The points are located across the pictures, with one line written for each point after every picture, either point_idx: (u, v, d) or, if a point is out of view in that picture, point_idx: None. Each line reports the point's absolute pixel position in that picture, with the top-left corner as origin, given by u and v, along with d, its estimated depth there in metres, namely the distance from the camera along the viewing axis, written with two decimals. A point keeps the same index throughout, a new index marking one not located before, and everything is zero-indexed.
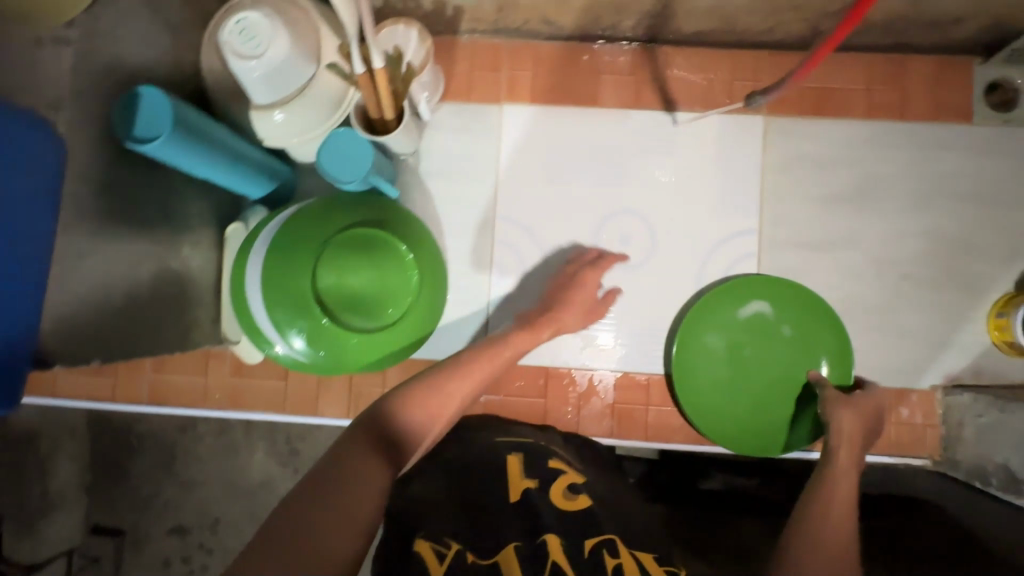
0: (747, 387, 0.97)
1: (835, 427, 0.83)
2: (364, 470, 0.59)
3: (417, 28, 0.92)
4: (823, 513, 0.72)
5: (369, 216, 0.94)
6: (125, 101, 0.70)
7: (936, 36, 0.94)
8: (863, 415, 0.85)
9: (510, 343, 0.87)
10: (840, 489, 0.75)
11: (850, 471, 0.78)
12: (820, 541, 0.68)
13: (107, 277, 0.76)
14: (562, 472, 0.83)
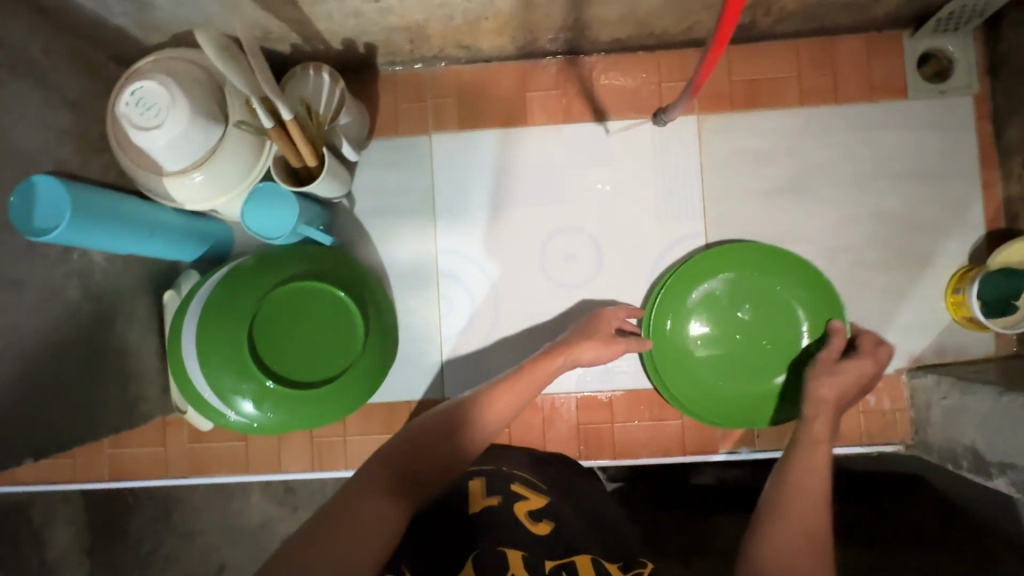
0: (738, 362, 0.95)
1: (811, 398, 0.81)
2: (383, 500, 0.61)
3: (327, 70, 0.89)
4: (795, 483, 0.68)
5: (302, 267, 0.92)
6: (19, 195, 0.68)
7: (858, 16, 0.92)
8: (845, 382, 0.82)
9: (532, 370, 0.81)
10: (815, 456, 0.72)
11: (823, 438, 0.75)
12: (792, 510, 0.65)
13: (33, 370, 0.74)
14: (524, 496, 0.82)
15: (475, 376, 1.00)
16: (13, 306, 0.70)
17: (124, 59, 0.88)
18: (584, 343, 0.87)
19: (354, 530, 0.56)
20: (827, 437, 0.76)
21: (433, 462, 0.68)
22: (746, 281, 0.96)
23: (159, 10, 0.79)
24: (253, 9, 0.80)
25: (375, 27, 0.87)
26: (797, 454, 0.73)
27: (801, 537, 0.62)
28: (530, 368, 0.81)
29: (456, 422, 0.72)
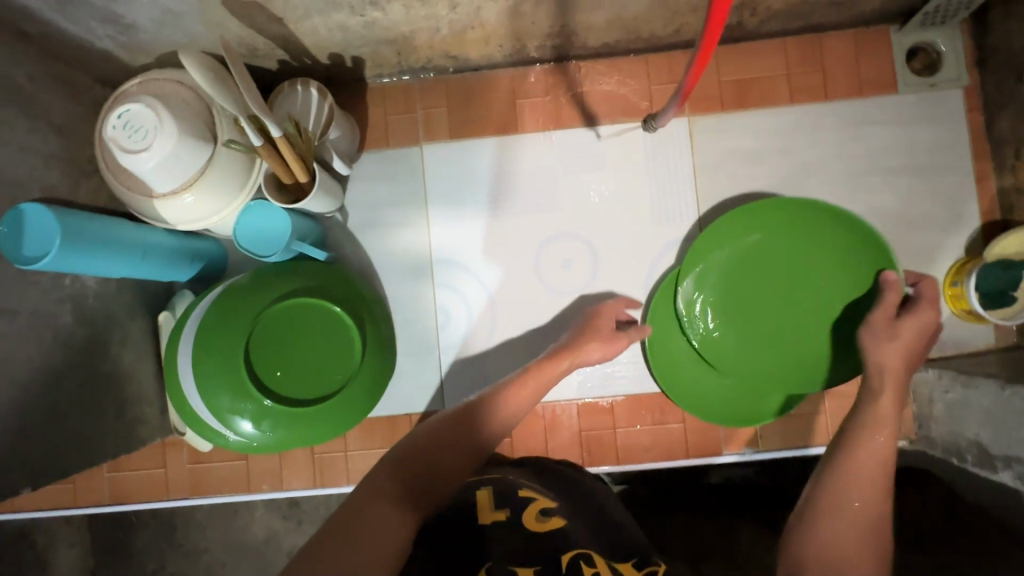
0: (784, 323, 0.92)
1: (876, 365, 0.76)
2: (394, 509, 0.60)
3: (315, 86, 0.89)
4: (854, 473, 0.66)
5: (297, 284, 0.91)
6: (7, 223, 0.67)
7: (845, 13, 0.92)
8: (903, 344, 0.77)
9: (538, 372, 0.81)
10: (875, 441, 0.69)
11: (888, 420, 0.71)
12: (853, 509, 0.63)
13: (30, 397, 0.73)
14: (532, 499, 0.79)
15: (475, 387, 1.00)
16: (6, 334, 0.69)
17: (111, 81, 0.88)
18: (586, 342, 0.86)
19: (365, 540, 0.55)
20: (891, 417, 0.72)
21: (442, 468, 0.68)
22: (789, 234, 0.91)
23: (143, 31, 0.79)
24: (237, 27, 0.80)
25: (362, 40, 0.87)
26: (857, 434, 0.70)
27: (852, 540, 0.60)
28: (539, 368, 0.81)
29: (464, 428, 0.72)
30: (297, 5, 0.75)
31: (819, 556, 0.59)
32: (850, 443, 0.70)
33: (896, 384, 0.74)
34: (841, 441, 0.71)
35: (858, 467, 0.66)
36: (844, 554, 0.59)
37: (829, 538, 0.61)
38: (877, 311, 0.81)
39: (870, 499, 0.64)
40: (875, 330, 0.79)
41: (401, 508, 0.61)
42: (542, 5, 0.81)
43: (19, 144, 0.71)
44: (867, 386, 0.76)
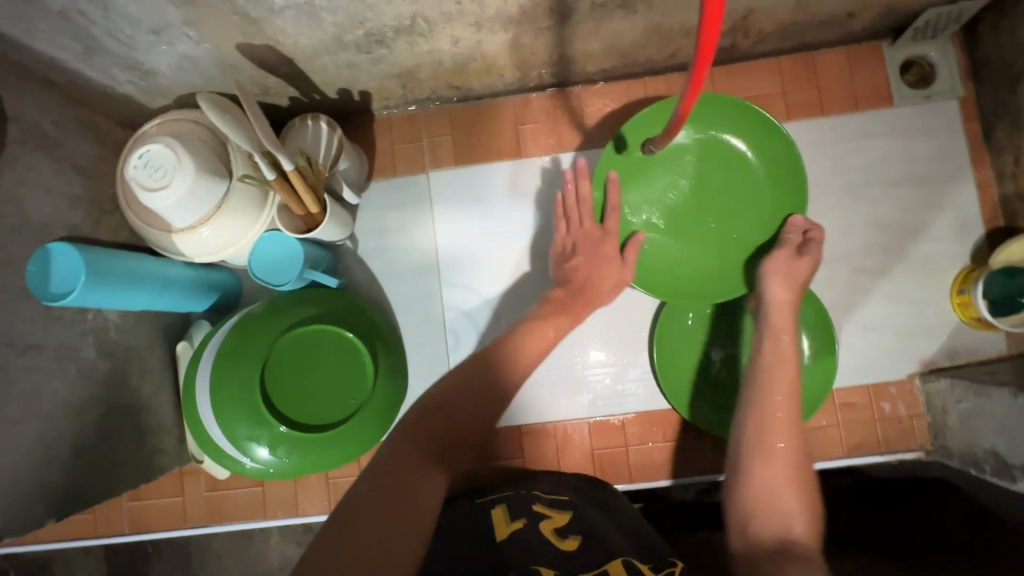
0: (688, 240, 0.95)
1: (772, 303, 0.83)
2: (424, 468, 0.58)
3: (325, 120, 0.93)
4: (756, 432, 0.68)
5: (310, 311, 0.93)
6: (35, 263, 0.70)
7: (836, 31, 0.94)
8: (796, 283, 0.84)
9: (535, 332, 0.79)
10: (781, 379, 0.73)
11: (790, 356, 0.75)
12: (757, 472, 0.64)
13: (55, 429, 0.75)
14: (547, 514, 0.78)
15: None
16: (32, 368, 0.72)
17: (131, 123, 0.92)
18: (601, 277, 0.88)
19: (402, 501, 0.53)
20: (791, 354, 0.76)
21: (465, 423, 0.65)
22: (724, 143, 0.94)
23: (161, 76, 0.83)
24: (249, 68, 0.84)
25: (369, 76, 0.90)
26: (765, 376, 0.74)
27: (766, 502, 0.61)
28: (553, 322, 0.82)
29: (476, 379, 0.69)
30: (307, 46, 0.79)
31: (764, 499, 0.61)
32: (761, 383, 0.73)
33: (786, 318, 0.81)
34: (750, 385, 0.74)
35: (772, 403, 0.70)
36: (776, 492, 0.62)
37: (767, 478, 0.63)
38: (779, 253, 0.86)
39: (789, 432, 0.67)
40: (772, 272, 0.85)
41: (429, 465, 0.59)
42: (540, 35, 0.84)
43: (46, 186, 0.75)
44: (771, 327, 0.81)
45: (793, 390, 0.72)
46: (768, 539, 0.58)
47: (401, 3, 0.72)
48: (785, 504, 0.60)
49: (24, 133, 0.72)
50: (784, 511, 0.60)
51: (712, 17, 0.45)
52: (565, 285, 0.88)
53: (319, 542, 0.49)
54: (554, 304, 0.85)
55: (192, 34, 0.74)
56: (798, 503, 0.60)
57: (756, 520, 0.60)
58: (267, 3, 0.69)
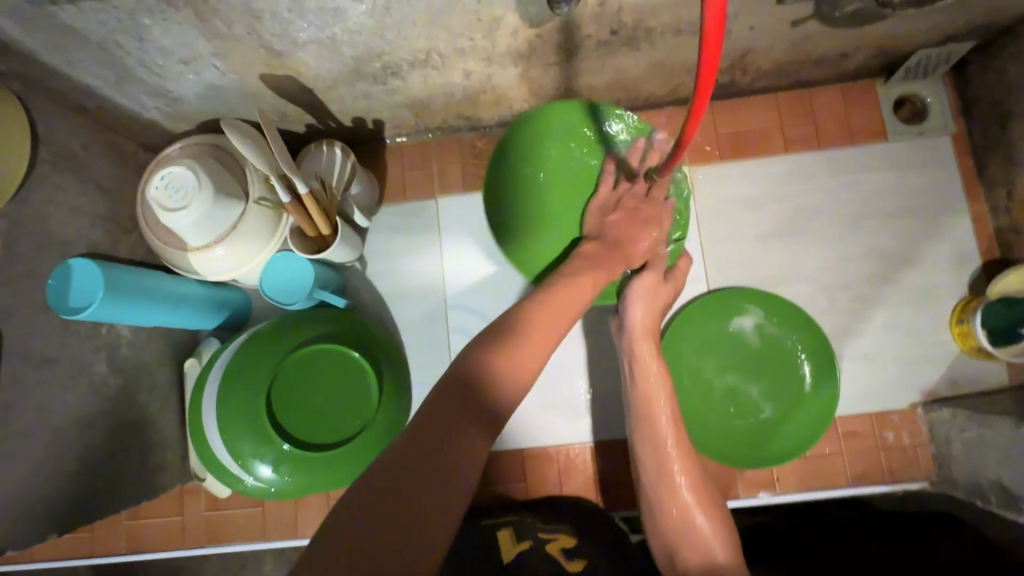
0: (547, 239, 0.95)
1: (631, 328, 0.86)
2: (456, 443, 0.54)
3: (339, 146, 0.96)
4: (653, 469, 0.78)
5: (319, 331, 0.95)
6: (56, 277, 0.73)
7: (831, 71, 0.99)
8: (656, 306, 0.88)
9: (553, 299, 0.73)
10: (659, 403, 0.81)
11: (660, 377, 0.82)
12: (667, 505, 0.75)
13: (63, 442, 0.76)
14: (552, 538, 0.79)
15: None
16: (43, 381, 0.73)
17: (153, 147, 0.96)
18: (636, 238, 0.89)
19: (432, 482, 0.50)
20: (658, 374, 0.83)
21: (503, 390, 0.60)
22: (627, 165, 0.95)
23: (186, 103, 0.87)
24: (270, 97, 0.88)
25: (383, 105, 0.94)
26: (644, 406, 0.81)
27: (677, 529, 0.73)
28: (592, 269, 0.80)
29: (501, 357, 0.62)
30: (327, 78, 0.83)
31: (682, 528, 0.73)
32: (640, 416, 0.81)
33: (646, 342, 0.85)
34: (635, 415, 0.82)
35: (663, 436, 0.79)
36: (692, 517, 0.73)
37: (677, 510, 0.75)
38: (649, 275, 0.88)
39: (683, 460, 0.78)
40: (635, 294, 0.87)
41: (466, 433, 0.55)
42: (548, 69, 0.88)
43: (70, 205, 0.78)
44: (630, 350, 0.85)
45: (672, 412, 0.80)
46: (695, 567, 0.69)
47: (417, 39, 0.76)
48: (698, 530, 0.72)
49: (52, 154, 0.75)
50: (698, 533, 0.72)
51: (711, 50, 0.47)
52: (599, 239, 0.87)
53: (342, 529, 0.46)
54: (587, 257, 0.84)
55: (219, 65, 0.78)
56: (707, 524, 0.73)
57: (681, 552, 0.71)
58: (292, 37, 0.73)
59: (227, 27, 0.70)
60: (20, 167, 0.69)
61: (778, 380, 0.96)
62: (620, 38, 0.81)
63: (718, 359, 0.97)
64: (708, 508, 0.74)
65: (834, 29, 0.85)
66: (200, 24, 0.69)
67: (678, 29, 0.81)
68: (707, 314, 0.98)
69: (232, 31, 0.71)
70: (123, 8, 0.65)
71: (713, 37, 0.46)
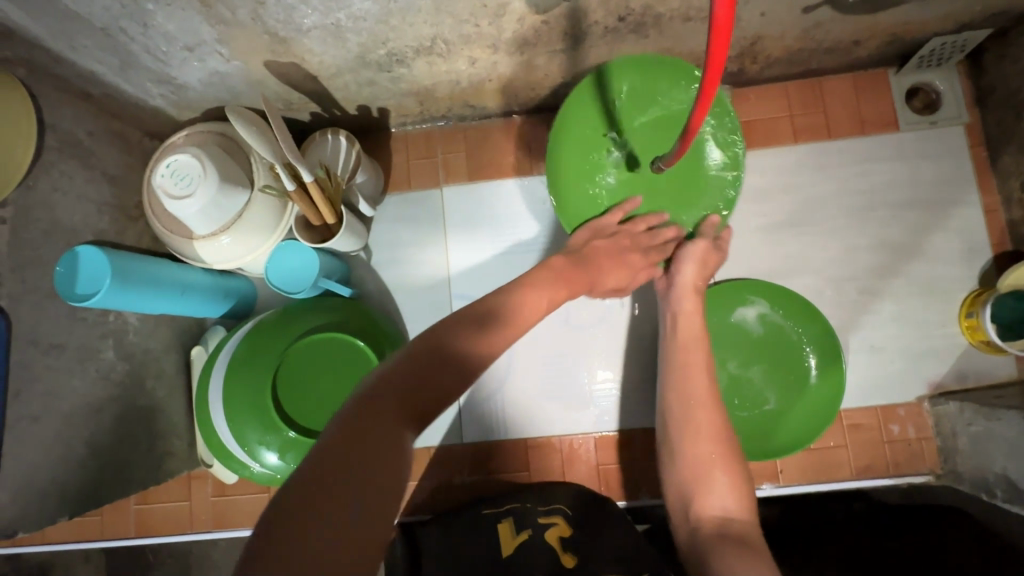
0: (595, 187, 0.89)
1: (680, 285, 0.86)
2: (392, 437, 0.49)
3: (344, 134, 0.96)
4: (681, 418, 0.78)
5: (325, 319, 0.95)
6: (63, 264, 0.73)
7: (842, 59, 0.97)
8: (705, 270, 0.87)
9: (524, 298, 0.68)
10: (695, 356, 0.82)
11: (699, 333, 0.84)
12: (687, 452, 0.75)
13: (73, 427, 0.77)
14: (552, 524, 0.80)
15: (480, 411, 1.04)
16: (52, 366, 0.74)
17: (159, 135, 0.96)
18: (607, 270, 0.82)
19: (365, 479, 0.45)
20: (696, 331, 0.84)
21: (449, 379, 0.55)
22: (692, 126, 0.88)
23: (191, 90, 0.87)
24: (275, 85, 0.88)
25: (388, 93, 0.94)
26: (680, 358, 0.82)
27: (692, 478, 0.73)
28: (551, 287, 0.73)
29: (455, 350, 0.57)
30: (331, 65, 0.83)
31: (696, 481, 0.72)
32: (675, 368, 0.82)
33: (693, 301, 0.86)
34: (670, 366, 0.83)
35: (693, 388, 0.79)
36: (709, 468, 0.72)
37: (698, 458, 0.74)
38: (702, 241, 0.87)
39: (711, 414, 0.77)
40: (690, 254, 0.86)
41: (400, 431, 0.50)
42: (554, 56, 0.87)
43: (76, 193, 0.78)
44: (672, 307, 0.87)
45: (706, 367, 0.81)
46: (708, 518, 0.68)
47: (422, 25, 0.75)
48: (716, 482, 0.71)
49: (59, 141, 0.75)
50: (715, 485, 0.71)
51: (719, 34, 0.46)
52: (570, 257, 0.80)
53: (267, 538, 0.41)
54: (551, 269, 0.76)
55: (223, 52, 0.77)
56: (727, 479, 0.71)
57: (698, 500, 0.71)
58: (296, 23, 0.72)
59: (231, 13, 0.69)
60: (27, 154, 0.69)
61: (782, 373, 0.95)
62: (628, 24, 0.80)
63: (724, 352, 0.97)
64: (733, 462, 0.73)
65: (846, 15, 0.83)
66: (204, 9, 0.68)
67: (687, 15, 0.80)
68: (713, 305, 0.97)
69: (236, 17, 0.70)
70: None
71: (722, 21, 0.44)
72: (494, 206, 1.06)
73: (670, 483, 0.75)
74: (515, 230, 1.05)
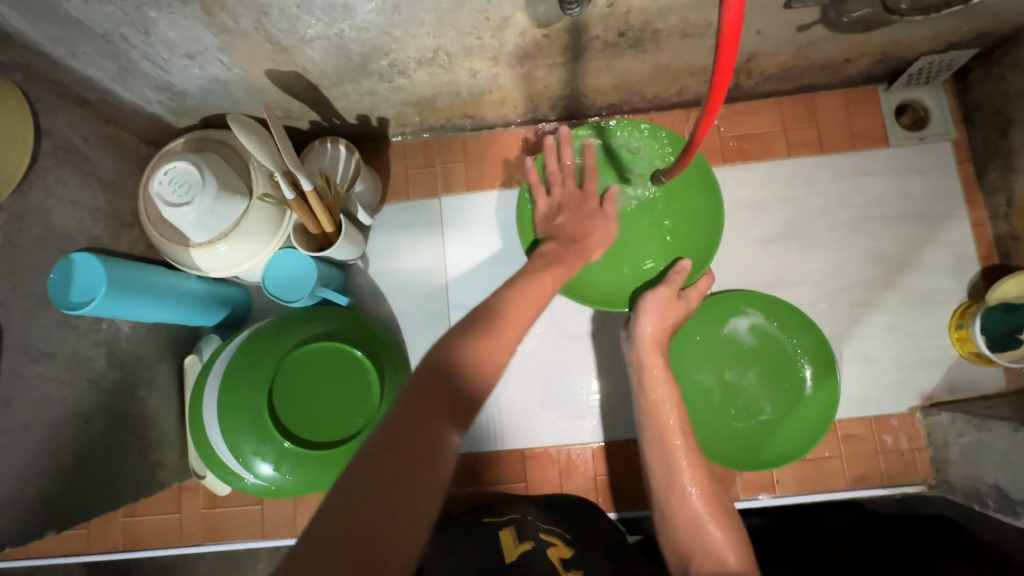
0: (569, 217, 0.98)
1: (638, 338, 0.86)
2: (436, 437, 0.51)
3: (343, 143, 0.96)
4: (665, 482, 0.79)
5: (324, 327, 0.95)
6: (57, 272, 0.72)
7: (834, 76, 1.00)
8: (668, 321, 0.88)
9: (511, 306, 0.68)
10: (669, 416, 0.82)
11: (667, 391, 0.83)
12: (677, 512, 0.76)
13: (63, 438, 0.76)
14: (552, 543, 0.78)
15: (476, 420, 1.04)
16: (43, 375, 0.72)
17: (155, 141, 0.95)
18: (593, 232, 0.92)
19: (410, 479, 0.48)
20: (666, 392, 0.83)
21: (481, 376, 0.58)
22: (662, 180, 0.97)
23: (190, 98, 0.87)
24: (276, 93, 0.88)
25: (388, 103, 0.94)
26: (655, 416, 0.83)
27: (686, 535, 0.74)
28: (551, 270, 0.80)
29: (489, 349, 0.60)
30: (332, 74, 0.83)
31: (691, 542, 0.73)
32: (652, 426, 0.82)
33: (654, 353, 0.85)
34: (646, 429, 0.83)
35: (673, 447, 0.80)
36: (704, 524, 0.73)
37: (690, 517, 0.75)
38: (663, 290, 0.89)
39: (692, 471, 0.78)
40: (648, 305, 0.88)
41: (443, 430, 0.52)
42: (554, 70, 0.88)
43: (71, 199, 0.77)
44: (640, 363, 0.86)
45: (681, 425, 0.82)
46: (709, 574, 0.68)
47: (425, 37, 0.76)
48: (710, 540, 0.71)
49: (55, 147, 0.74)
50: (711, 542, 0.71)
51: (728, 51, 0.47)
52: (556, 239, 0.89)
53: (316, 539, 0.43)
54: (545, 256, 0.85)
55: (225, 60, 0.77)
56: (724, 536, 0.71)
57: (693, 562, 0.70)
58: (300, 33, 0.73)
59: (234, 22, 0.69)
60: (23, 161, 0.68)
61: (777, 383, 0.96)
62: (627, 39, 0.81)
63: (721, 364, 0.98)
64: (723, 519, 0.74)
65: (839, 34, 0.85)
66: (207, 18, 0.68)
67: (684, 31, 0.81)
68: (710, 316, 0.98)
69: (239, 26, 0.70)
70: (130, 1, 0.65)
71: (729, 40, 0.46)
72: (492, 216, 1.06)
73: (665, 544, 0.76)
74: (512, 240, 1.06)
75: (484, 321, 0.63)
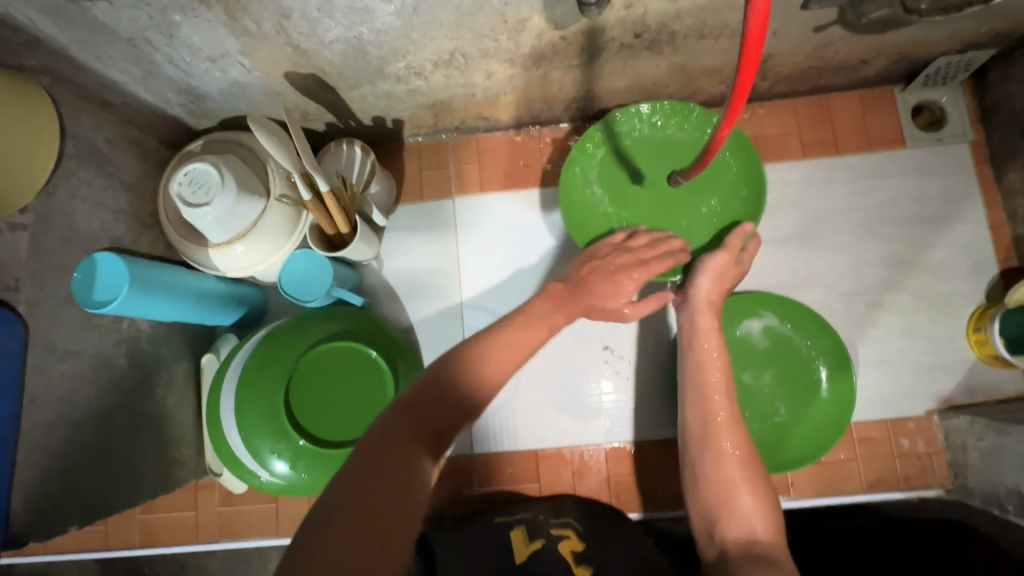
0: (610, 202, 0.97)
1: (695, 300, 0.86)
2: (413, 460, 0.56)
3: (359, 144, 0.97)
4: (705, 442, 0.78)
5: (342, 326, 0.96)
6: (81, 270, 0.73)
7: (851, 76, 0.99)
8: (726, 286, 0.88)
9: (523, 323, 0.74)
10: (715, 378, 0.81)
11: (718, 353, 0.83)
12: (711, 473, 0.76)
13: (85, 435, 0.77)
14: (564, 537, 0.79)
15: (487, 420, 1.04)
16: (67, 373, 0.73)
17: (175, 143, 0.97)
18: (600, 292, 0.86)
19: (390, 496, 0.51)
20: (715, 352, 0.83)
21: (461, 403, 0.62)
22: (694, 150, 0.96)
23: (210, 100, 0.88)
24: (294, 96, 0.89)
25: (403, 105, 0.95)
26: (700, 375, 0.82)
27: (715, 497, 0.74)
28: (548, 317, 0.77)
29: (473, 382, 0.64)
30: (350, 76, 0.84)
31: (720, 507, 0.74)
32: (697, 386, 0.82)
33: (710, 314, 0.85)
34: (690, 390, 0.82)
35: (715, 406, 0.79)
36: (738, 491, 0.73)
37: (724, 480, 0.75)
38: (721, 255, 0.87)
39: (733, 435, 0.78)
40: (707, 267, 0.87)
41: (417, 456, 0.56)
42: (568, 72, 0.88)
43: (94, 200, 0.78)
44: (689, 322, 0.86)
45: (727, 391, 0.80)
46: (735, 539, 0.70)
47: (443, 40, 0.77)
48: (740, 508, 0.72)
49: (79, 150, 0.76)
50: (740, 510, 0.72)
51: (749, 56, 0.48)
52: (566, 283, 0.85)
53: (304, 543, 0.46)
54: (551, 297, 0.81)
55: (245, 63, 0.78)
56: (753, 506, 0.72)
57: (721, 523, 0.72)
58: (319, 36, 0.73)
59: (256, 25, 0.70)
60: (49, 163, 0.70)
61: (792, 385, 0.96)
62: (643, 41, 0.82)
63: (737, 365, 0.97)
64: (759, 487, 0.74)
65: (855, 35, 0.85)
66: (230, 22, 0.69)
67: (701, 32, 0.81)
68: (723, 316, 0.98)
69: (261, 30, 0.71)
70: (156, 5, 0.66)
71: (755, 38, 0.46)
72: (505, 216, 1.07)
73: (691, 502, 0.77)
74: (526, 241, 1.06)
75: (469, 350, 0.67)
